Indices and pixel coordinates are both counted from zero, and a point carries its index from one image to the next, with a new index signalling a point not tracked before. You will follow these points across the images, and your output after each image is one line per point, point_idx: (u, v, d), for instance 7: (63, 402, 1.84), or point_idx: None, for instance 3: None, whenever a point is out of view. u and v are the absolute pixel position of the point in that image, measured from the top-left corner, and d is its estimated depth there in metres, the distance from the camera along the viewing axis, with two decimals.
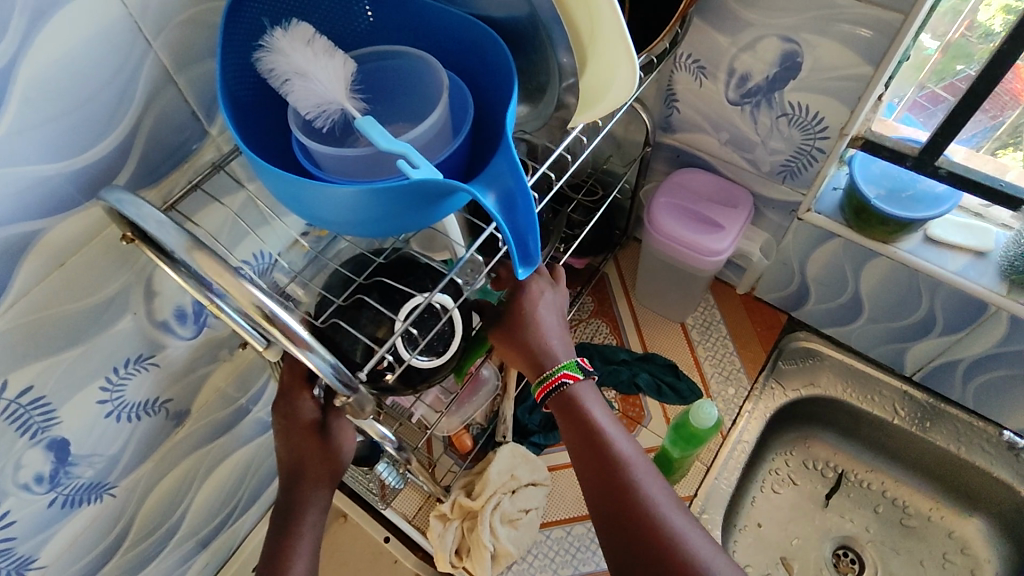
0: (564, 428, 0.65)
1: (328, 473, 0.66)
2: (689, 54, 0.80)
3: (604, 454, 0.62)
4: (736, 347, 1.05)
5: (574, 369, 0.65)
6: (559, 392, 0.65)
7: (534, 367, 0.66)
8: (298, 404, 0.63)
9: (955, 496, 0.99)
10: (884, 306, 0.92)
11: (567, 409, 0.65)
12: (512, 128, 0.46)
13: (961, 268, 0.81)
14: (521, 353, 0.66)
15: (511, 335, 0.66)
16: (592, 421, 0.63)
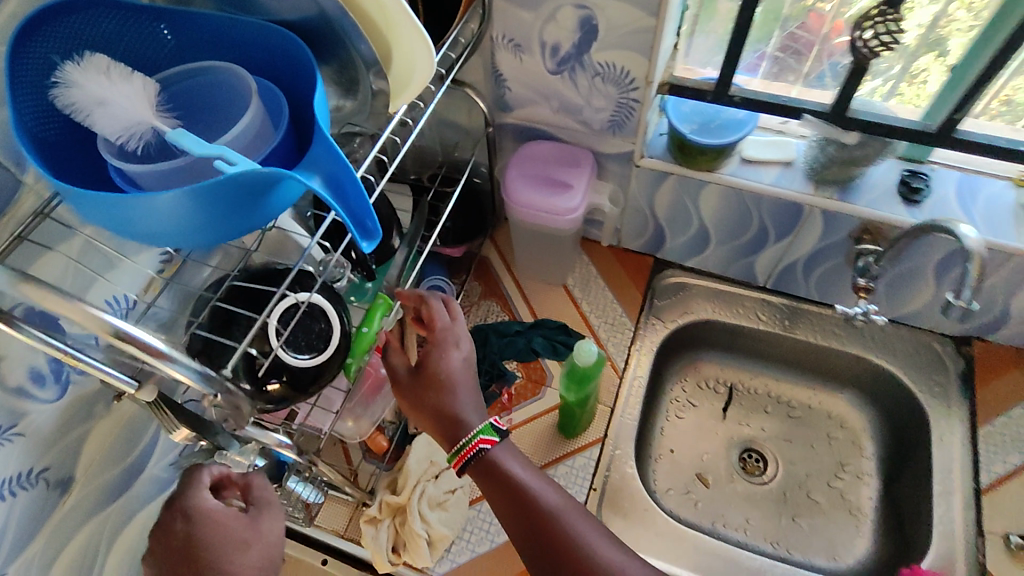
0: (490, 493, 0.68)
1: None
2: (502, 35, 0.87)
3: (537, 514, 0.66)
4: (615, 295, 1.13)
5: (490, 432, 0.68)
6: (476, 458, 0.67)
7: (447, 434, 0.69)
8: (200, 503, 0.55)
9: (827, 380, 1.11)
10: (726, 229, 1.03)
11: (489, 472, 0.68)
12: (324, 117, 0.50)
13: (775, 180, 0.93)
14: (439, 428, 0.69)
15: (421, 408, 0.70)
16: (517, 483, 0.67)
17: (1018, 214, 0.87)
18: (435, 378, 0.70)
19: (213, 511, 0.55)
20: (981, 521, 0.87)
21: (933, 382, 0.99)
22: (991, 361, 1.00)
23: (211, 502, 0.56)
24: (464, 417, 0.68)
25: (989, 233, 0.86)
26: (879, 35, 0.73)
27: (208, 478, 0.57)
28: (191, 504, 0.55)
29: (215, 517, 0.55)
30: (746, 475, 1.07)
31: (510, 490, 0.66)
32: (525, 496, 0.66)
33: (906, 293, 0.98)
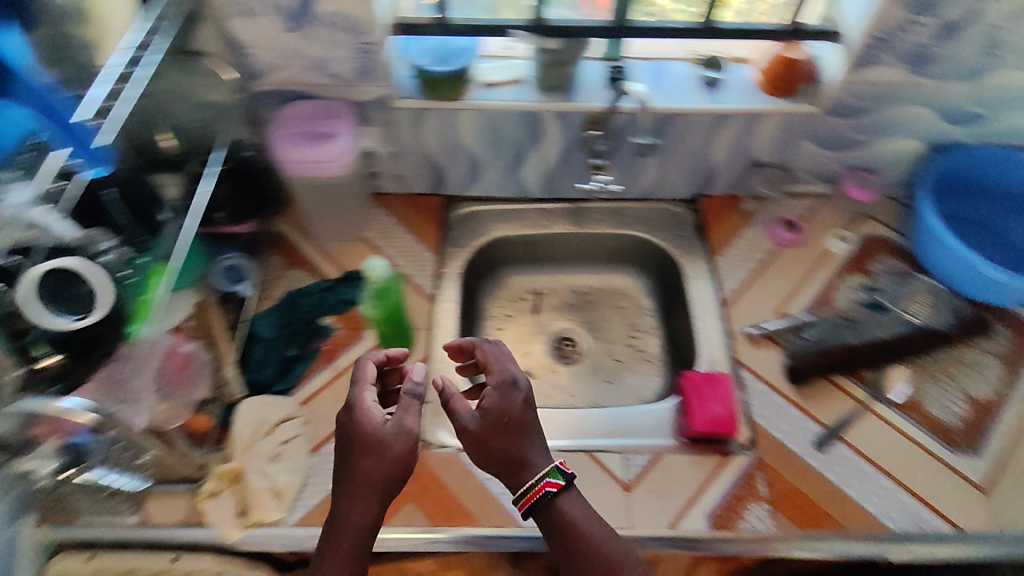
0: (565, 512, 0.74)
1: (381, 480, 0.70)
2: (230, 0, 0.92)
3: (579, 542, 0.72)
4: (414, 234, 1.20)
5: (556, 476, 0.74)
6: (545, 495, 0.74)
7: (516, 477, 0.75)
8: (366, 413, 0.73)
9: (609, 264, 1.30)
10: (489, 151, 1.15)
11: (553, 516, 0.74)
12: (11, 57, 0.67)
13: (514, 95, 1.07)
14: (499, 462, 0.76)
15: (486, 449, 0.76)
16: (570, 519, 0.73)
17: (696, 84, 1.09)
18: (514, 459, 0.75)
19: (370, 416, 0.73)
20: (732, 326, 1.07)
21: (678, 237, 1.22)
22: (715, 208, 1.23)
23: (370, 403, 0.74)
24: (532, 463, 0.75)
25: (679, 102, 1.07)
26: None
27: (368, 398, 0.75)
28: (360, 398, 0.75)
29: (364, 414, 0.73)
30: (563, 358, 1.22)
31: (566, 530, 0.73)
32: (579, 538, 0.73)
33: (639, 170, 1.19)
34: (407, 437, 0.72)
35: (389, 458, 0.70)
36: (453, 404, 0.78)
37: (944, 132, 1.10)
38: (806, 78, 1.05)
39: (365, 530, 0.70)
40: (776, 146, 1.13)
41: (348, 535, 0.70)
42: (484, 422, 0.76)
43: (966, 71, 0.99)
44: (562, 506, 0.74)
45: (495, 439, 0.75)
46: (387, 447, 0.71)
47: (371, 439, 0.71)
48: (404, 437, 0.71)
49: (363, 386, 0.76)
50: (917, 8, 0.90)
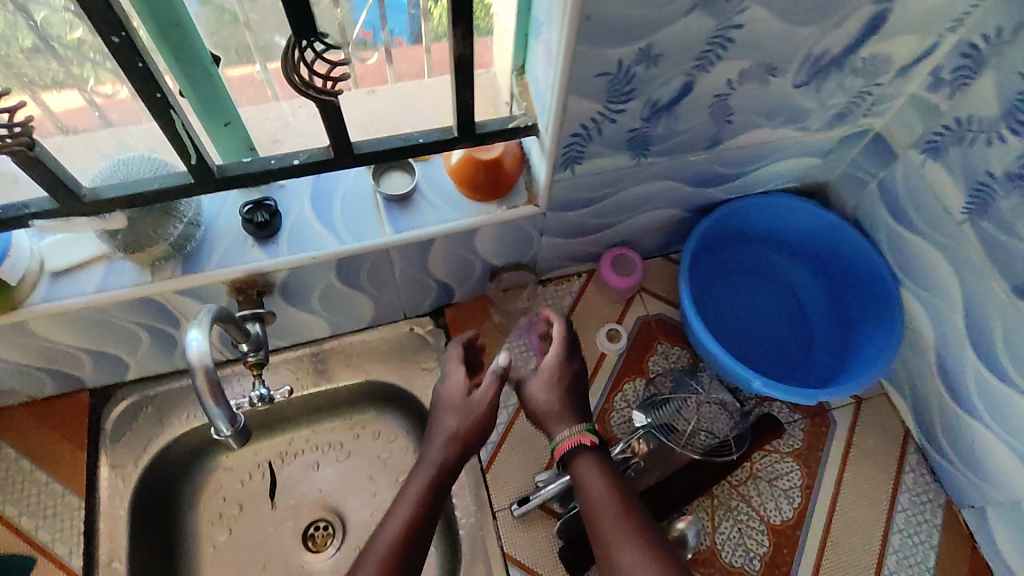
0: (578, 470, 0.71)
1: (456, 439, 0.74)
2: None
3: (589, 502, 0.69)
4: (48, 469, 0.86)
5: (590, 433, 0.72)
6: (577, 448, 0.72)
7: (553, 427, 0.74)
8: (449, 379, 0.79)
9: (353, 407, 1.03)
10: (116, 344, 0.81)
11: (579, 465, 0.71)
12: None
13: (101, 280, 0.72)
14: (549, 418, 0.75)
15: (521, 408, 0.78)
16: (583, 480, 0.70)
17: (374, 204, 0.79)
18: (537, 417, 0.76)
19: (450, 386, 0.78)
20: (493, 500, 0.85)
21: (423, 372, 0.95)
22: (464, 318, 0.99)
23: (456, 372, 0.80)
24: (559, 428, 0.74)
25: (353, 239, 0.77)
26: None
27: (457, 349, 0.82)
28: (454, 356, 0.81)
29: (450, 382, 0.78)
30: (317, 552, 0.95)
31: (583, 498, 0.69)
32: (591, 494, 0.69)
33: (348, 306, 0.90)
34: (476, 404, 0.75)
35: (464, 406, 0.76)
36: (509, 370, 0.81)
37: (698, 195, 0.89)
38: (513, 172, 0.78)
39: (440, 473, 0.73)
40: (506, 249, 0.88)
41: (440, 476, 0.73)
42: (546, 371, 0.77)
43: (699, 141, 0.76)
44: (582, 460, 0.71)
45: (562, 377, 0.77)
46: (473, 408, 0.75)
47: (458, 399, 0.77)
48: (488, 389, 0.77)
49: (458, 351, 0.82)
50: (608, 98, 0.64)
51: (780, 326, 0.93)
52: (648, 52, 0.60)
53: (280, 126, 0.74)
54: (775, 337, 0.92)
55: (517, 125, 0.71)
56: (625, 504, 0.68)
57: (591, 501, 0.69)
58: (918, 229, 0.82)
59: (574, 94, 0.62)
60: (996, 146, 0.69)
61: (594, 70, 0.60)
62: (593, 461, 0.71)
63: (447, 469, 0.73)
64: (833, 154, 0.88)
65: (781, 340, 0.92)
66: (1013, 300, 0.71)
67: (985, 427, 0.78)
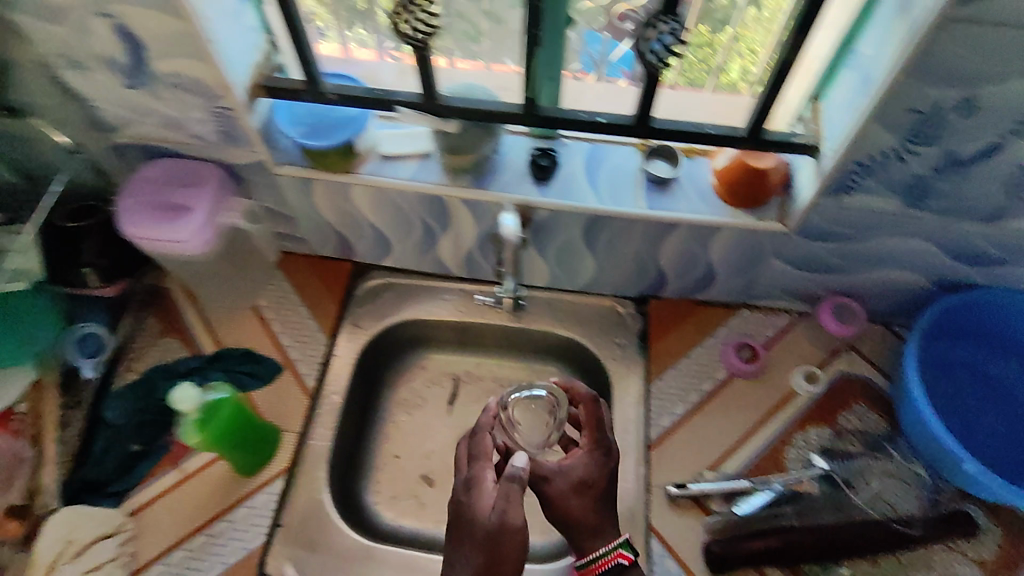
0: None
1: (495, 567, 0.65)
2: (56, 53, 0.76)
3: None
4: (310, 309, 1.07)
5: (628, 549, 0.70)
6: (610, 569, 0.70)
7: (586, 541, 0.72)
8: (478, 499, 0.68)
9: (539, 357, 1.11)
10: (394, 227, 0.99)
11: None
12: None
13: (413, 173, 0.90)
14: (600, 520, 0.72)
15: (564, 514, 0.72)
16: None
17: (637, 180, 0.89)
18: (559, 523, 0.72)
19: (483, 506, 0.67)
20: (652, 478, 0.90)
21: (616, 346, 1.03)
22: (666, 315, 1.05)
23: (490, 483, 0.70)
24: (597, 534, 0.72)
25: (611, 203, 0.88)
26: (417, 19, 0.67)
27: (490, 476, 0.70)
28: (479, 475, 0.70)
29: (482, 499, 0.68)
30: None
31: None
32: None
33: (574, 263, 1.00)
34: (517, 536, 0.65)
35: (491, 543, 0.65)
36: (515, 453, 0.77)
37: (949, 269, 0.87)
38: (772, 189, 0.84)
39: None
40: (735, 260, 0.93)
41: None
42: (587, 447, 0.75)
43: (979, 210, 0.76)
44: (627, 574, 0.70)
45: (598, 454, 0.74)
46: (499, 538, 0.65)
47: (486, 528, 0.66)
48: (516, 509, 0.66)
49: (486, 462, 0.71)
50: (907, 136, 0.68)
51: (1009, 434, 0.88)
52: (968, 103, 0.63)
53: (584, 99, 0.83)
54: (1000, 441, 0.87)
55: (799, 141, 0.78)
56: None
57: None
58: None
59: (877, 123, 0.67)
60: None
61: (907, 104, 0.64)
62: (630, 569, 0.70)
63: (518, 565, 0.65)
64: None
65: (1002, 444, 0.87)
66: None
67: None
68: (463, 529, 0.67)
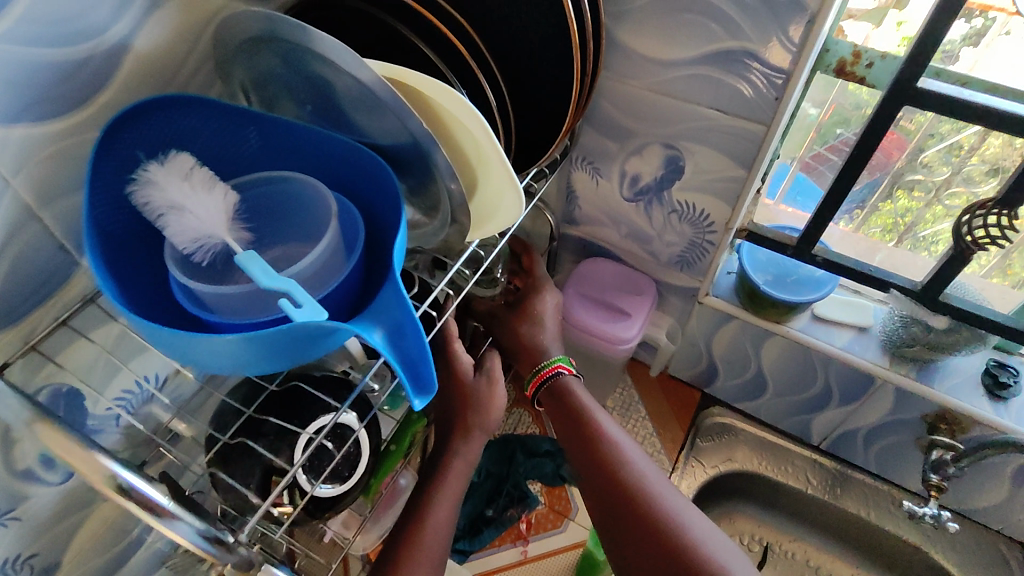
0: (554, 412, 0.77)
1: (474, 418, 0.70)
2: (584, 158, 0.86)
3: (592, 434, 0.73)
4: (656, 427, 1.06)
5: (567, 362, 0.79)
6: (553, 377, 0.78)
7: (554, 396, 0.78)
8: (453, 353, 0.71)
9: (871, 560, 0.99)
10: (784, 383, 0.96)
11: (557, 394, 0.77)
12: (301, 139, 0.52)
13: (848, 344, 0.87)
14: (551, 407, 0.78)
15: (511, 334, 0.82)
16: (580, 403, 0.75)
17: None
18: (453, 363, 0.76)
19: (466, 364, 0.71)
20: None
21: None
22: None
23: (464, 357, 0.72)
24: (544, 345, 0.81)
25: None
26: (986, 229, 0.68)
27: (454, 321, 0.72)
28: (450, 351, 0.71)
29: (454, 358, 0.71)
30: None
31: (579, 435, 0.73)
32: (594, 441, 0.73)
33: (975, 488, 0.90)
34: (499, 388, 0.71)
35: (482, 390, 0.71)
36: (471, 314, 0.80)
37: None
38: None
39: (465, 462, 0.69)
40: None
41: (469, 430, 0.70)
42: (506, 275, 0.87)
43: None
44: (561, 388, 0.77)
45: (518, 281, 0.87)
46: (471, 391, 0.71)
47: (467, 386, 0.71)
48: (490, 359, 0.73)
49: (452, 336, 0.72)
50: None
51: None
52: None
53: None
54: None
55: None
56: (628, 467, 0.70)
57: (596, 435, 0.72)
58: None
59: None
60: None
61: None
62: (564, 388, 0.77)
63: (487, 425, 0.70)
64: None
65: None
66: None
67: None
68: (448, 424, 0.71)
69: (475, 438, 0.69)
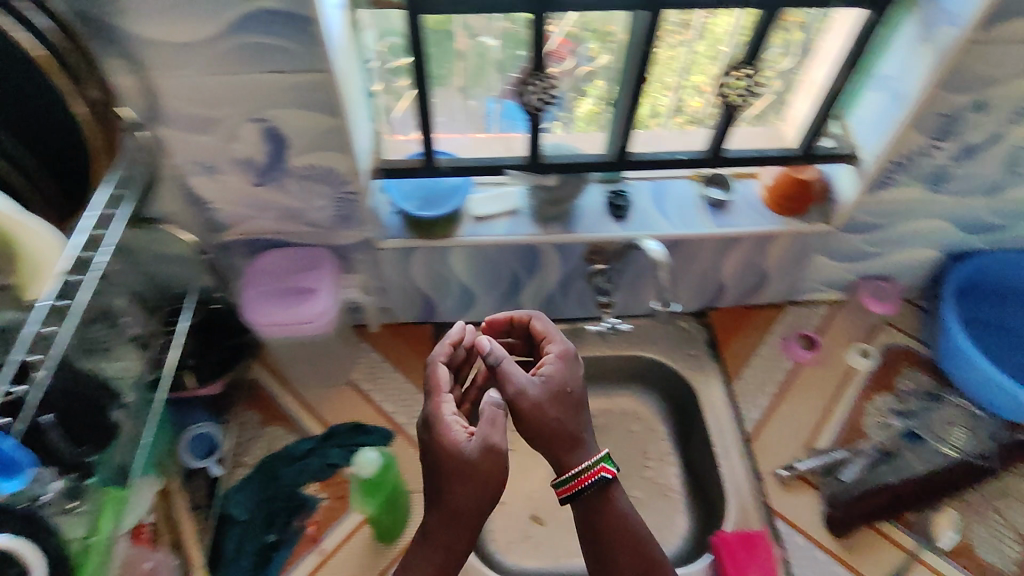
0: (589, 513, 0.75)
1: (471, 511, 0.71)
2: (191, 160, 0.82)
3: (623, 537, 0.75)
4: (405, 373, 1.08)
5: (610, 463, 0.75)
6: (596, 483, 0.74)
7: (569, 455, 0.74)
8: (450, 437, 0.71)
9: (610, 383, 1.18)
10: (481, 282, 1.06)
11: (600, 497, 0.75)
12: None
13: (508, 228, 0.99)
14: (572, 496, 0.75)
15: (539, 431, 0.74)
16: (615, 514, 0.75)
17: (699, 205, 1.02)
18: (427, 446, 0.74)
19: (490, 403, 0.71)
20: (760, 464, 0.99)
21: (690, 357, 1.13)
22: (728, 321, 1.16)
23: (450, 417, 0.72)
24: (578, 451, 0.74)
25: (684, 227, 1.00)
26: (537, 93, 0.80)
27: (449, 416, 0.73)
28: (439, 410, 0.73)
29: (448, 432, 0.71)
30: None
31: (608, 542, 0.75)
32: (620, 541, 0.75)
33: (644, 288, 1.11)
34: (501, 454, 0.70)
35: (473, 467, 0.69)
36: (508, 390, 0.74)
37: (961, 241, 1.04)
38: (816, 197, 0.99)
39: (447, 548, 0.72)
40: (785, 262, 1.07)
41: (461, 521, 0.72)
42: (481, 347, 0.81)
43: (985, 186, 0.93)
44: (604, 493, 0.75)
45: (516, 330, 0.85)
46: (465, 462, 0.69)
47: (466, 466, 0.69)
48: (493, 432, 0.70)
49: (438, 395, 0.74)
50: (933, 135, 0.84)
51: None
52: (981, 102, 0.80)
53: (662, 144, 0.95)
54: None
55: (840, 152, 0.93)
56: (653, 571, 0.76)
57: (632, 547, 0.75)
58: None
59: (913, 125, 0.83)
60: None
61: (936, 109, 0.81)
62: (598, 497, 0.75)
63: (479, 513, 0.71)
64: None
65: None
66: None
67: None
68: (441, 505, 0.71)
69: (469, 515, 0.71)
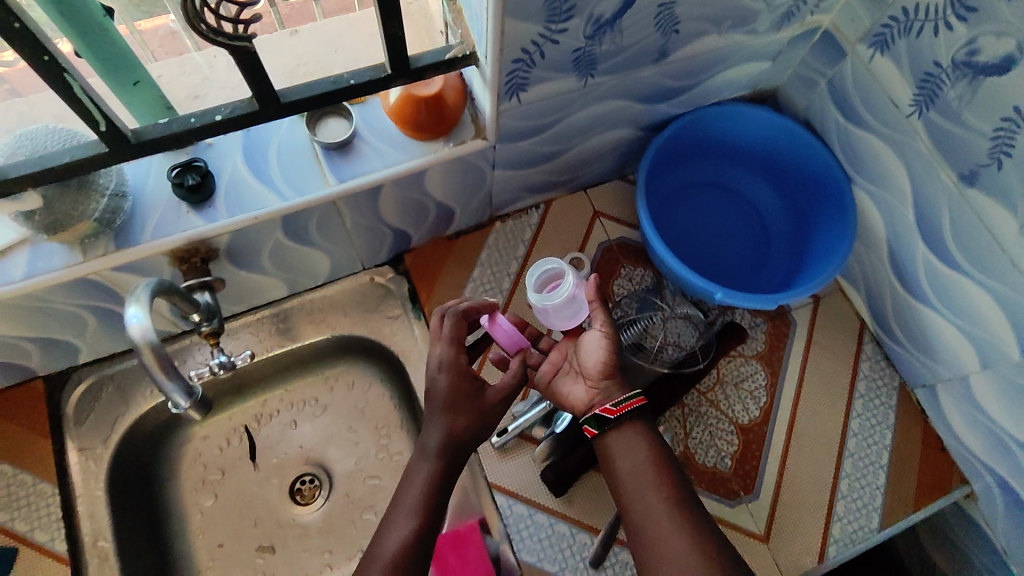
0: (626, 446, 0.68)
1: (462, 435, 0.70)
2: None
3: (647, 480, 0.66)
4: (17, 463, 0.88)
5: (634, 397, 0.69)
6: (631, 412, 0.69)
7: (607, 392, 0.71)
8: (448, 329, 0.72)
9: (320, 364, 1.02)
10: (64, 328, 0.78)
11: (629, 438, 0.68)
12: None
13: (28, 265, 0.68)
14: (630, 430, 0.69)
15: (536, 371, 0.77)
16: (639, 454, 0.67)
17: (312, 154, 0.74)
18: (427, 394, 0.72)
19: (593, 362, 0.72)
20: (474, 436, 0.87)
21: (389, 321, 0.94)
22: (425, 263, 0.97)
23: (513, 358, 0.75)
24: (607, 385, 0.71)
25: (294, 194, 0.73)
26: None
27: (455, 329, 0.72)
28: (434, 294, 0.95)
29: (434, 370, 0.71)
30: (306, 506, 0.96)
31: (629, 469, 0.67)
32: (637, 473, 0.67)
33: (300, 263, 0.86)
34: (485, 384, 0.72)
35: (454, 394, 0.70)
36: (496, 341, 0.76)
37: (649, 112, 0.86)
38: (456, 110, 0.74)
39: (445, 445, 0.70)
40: (457, 189, 0.85)
41: (465, 414, 0.70)
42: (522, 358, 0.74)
43: (645, 55, 0.73)
44: (622, 429, 0.69)
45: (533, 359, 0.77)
46: (459, 403, 0.70)
47: (461, 400, 0.70)
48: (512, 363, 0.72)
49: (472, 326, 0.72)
50: (547, 18, 0.60)
51: (740, 238, 0.96)
52: None
53: (198, 79, 0.71)
54: (735, 248, 0.95)
55: (454, 55, 0.66)
56: (680, 516, 0.64)
57: (643, 481, 0.66)
58: (867, 125, 0.81)
59: (510, 16, 0.58)
60: (942, 35, 0.68)
61: None
62: (623, 429, 0.69)
63: (458, 444, 0.70)
64: (783, 55, 0.85)
65: (740, 239, 0.96)
66: (959, 188, 0.72)
67: (935, 313, 0.82)
68: (434, 409, 0.70)
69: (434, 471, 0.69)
